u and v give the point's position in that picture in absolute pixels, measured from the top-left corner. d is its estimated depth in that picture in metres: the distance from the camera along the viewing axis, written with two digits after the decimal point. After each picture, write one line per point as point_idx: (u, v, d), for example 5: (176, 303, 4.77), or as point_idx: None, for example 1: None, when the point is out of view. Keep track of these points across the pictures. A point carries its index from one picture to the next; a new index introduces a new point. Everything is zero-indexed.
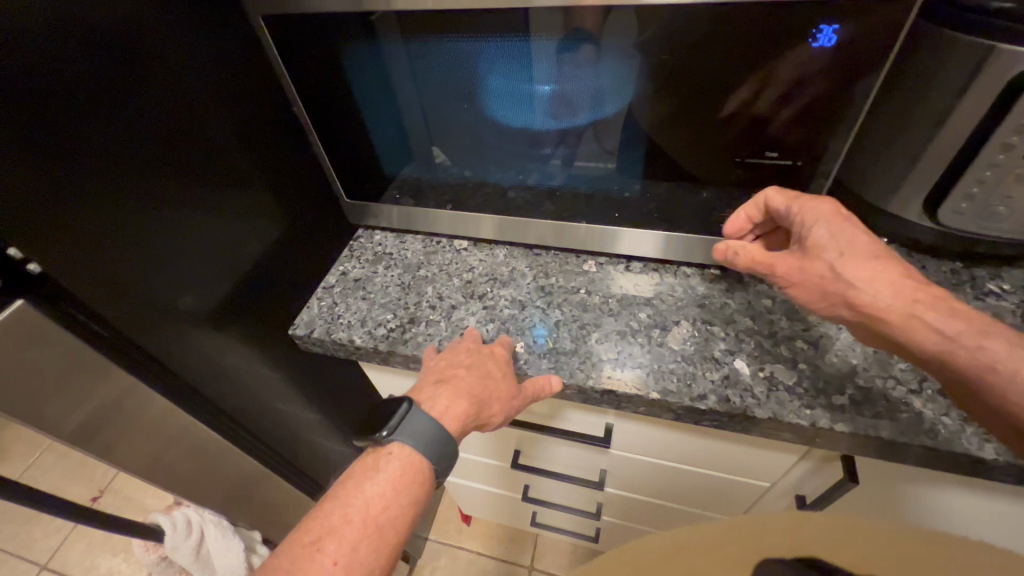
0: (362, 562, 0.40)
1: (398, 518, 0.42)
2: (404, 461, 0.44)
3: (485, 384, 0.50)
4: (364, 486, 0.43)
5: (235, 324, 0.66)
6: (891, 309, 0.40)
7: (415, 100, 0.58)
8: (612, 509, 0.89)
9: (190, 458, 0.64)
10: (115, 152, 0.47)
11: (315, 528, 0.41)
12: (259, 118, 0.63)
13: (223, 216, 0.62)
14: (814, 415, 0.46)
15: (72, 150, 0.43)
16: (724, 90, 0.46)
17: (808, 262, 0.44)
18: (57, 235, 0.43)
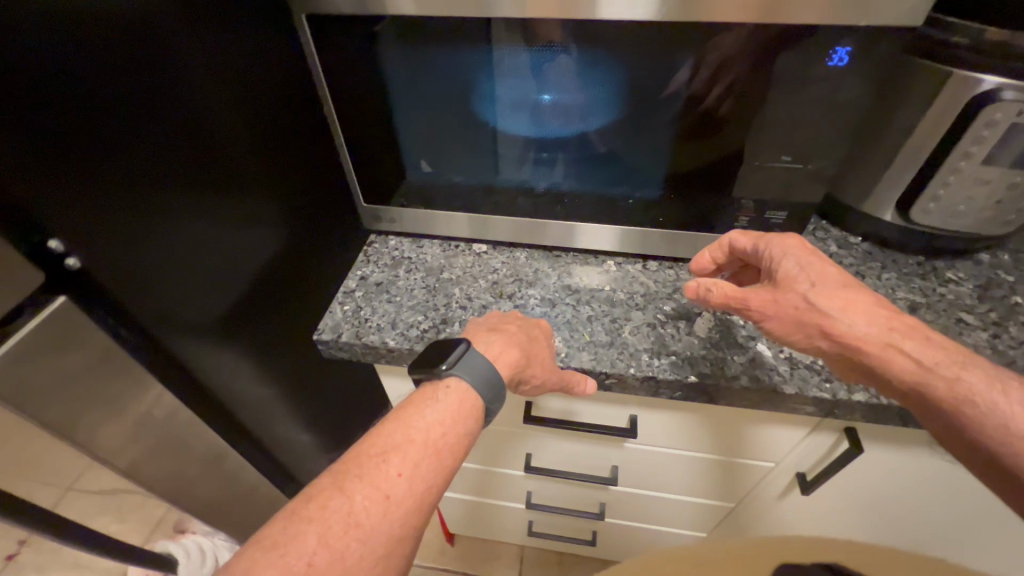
0: (422, 477, 0.43)
1: (454, 444, 0.46)
2: (460, 395, 0.49)
3: (532, 343, 0.54)
4: (425, 413, 0.47)
5: (245, 335, 0.62)
6: (868, 339, 0.43)
7: (433, 106, 0.59)
8: (616, 506, 0.91)
9: (189, 465, 0.62)
10: (150, 148, 0.45)
11: (380, 442, 0.44)
12: (293, 124, 0.61)
13: (247, 224, 0.59)
14: (832, 388, 0.52)
15: (111, 142, 0.41)
16: (719, 103, 0.52)
17: (782, 294, 0.47)
18: (91, 229, 0.41)
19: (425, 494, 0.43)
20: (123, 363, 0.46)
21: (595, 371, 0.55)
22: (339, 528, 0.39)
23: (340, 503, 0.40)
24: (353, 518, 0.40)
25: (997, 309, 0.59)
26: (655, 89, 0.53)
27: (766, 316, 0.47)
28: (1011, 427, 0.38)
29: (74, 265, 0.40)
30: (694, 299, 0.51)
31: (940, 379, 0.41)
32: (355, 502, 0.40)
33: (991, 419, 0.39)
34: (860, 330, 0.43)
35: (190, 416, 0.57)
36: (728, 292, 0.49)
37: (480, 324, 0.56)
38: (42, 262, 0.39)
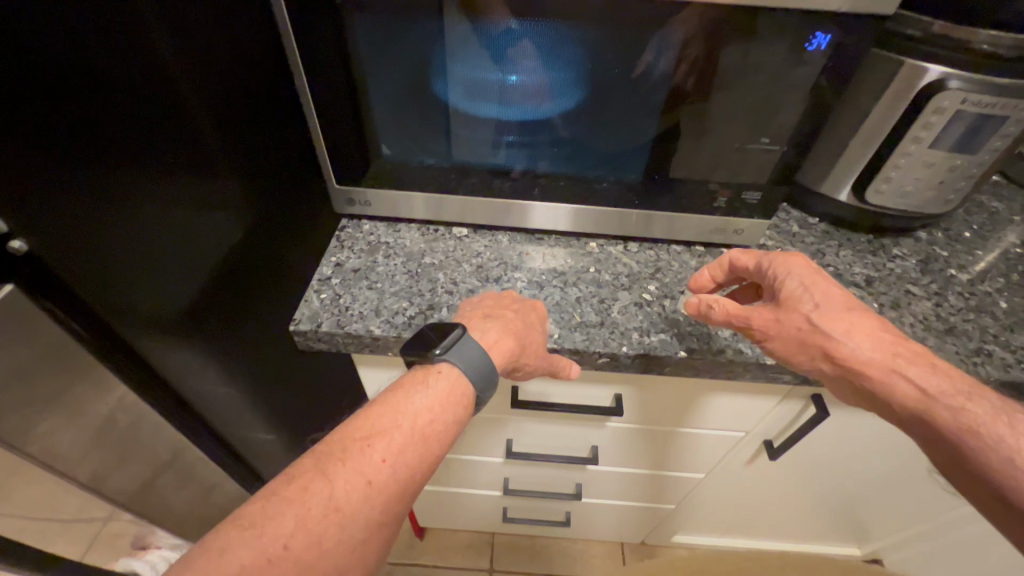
0: (407, 464, 0.41)
1: (442, 431, 0.44)
2: (451, 381, 0.46)
3: (529, 330, 0.53)
4: (413, 398, 0.44)
5: (208, 329, 0.57)
6: (873, 362, 0.46)
7: (406, 82, 0.56)
8: (593, 484, 0.93)
9: (146, 457, 0.58)
10: (94, 119, 0.40)
11: (366, 426, 0.42)
12: (258, 96, 0.56)
13: (209, 207, 0.54)
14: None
15: (44, 111, 0.36)
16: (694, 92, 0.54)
17: (787, 314, 0.50)
18: (30, 207, 0.37)
19: (409, 482, 0.41)
20: (68, 351, 0.44)
21: (588, 352, 0.55)
22: (317, 511, 0.37)
23: (321, 486, 0.38)
24: (333, 502, 0.37)
25: (936, 280, 0.66)
26: (642, 71, 0.53)
27: (769, 336, 0.51)
28: (1016, 462, 0.40)
29: (21, 249, 0.37)
30: (693, 313, 0.54)
31: (944, 407, 0.43)
32: (336, 485, 0.38)
33: (999, 452, 0.41)
34: (864, 355, 0.47)
35: (142, 408, 0.53)
36: (729, 309, 0.51)
37: (475, 308, 0.54)
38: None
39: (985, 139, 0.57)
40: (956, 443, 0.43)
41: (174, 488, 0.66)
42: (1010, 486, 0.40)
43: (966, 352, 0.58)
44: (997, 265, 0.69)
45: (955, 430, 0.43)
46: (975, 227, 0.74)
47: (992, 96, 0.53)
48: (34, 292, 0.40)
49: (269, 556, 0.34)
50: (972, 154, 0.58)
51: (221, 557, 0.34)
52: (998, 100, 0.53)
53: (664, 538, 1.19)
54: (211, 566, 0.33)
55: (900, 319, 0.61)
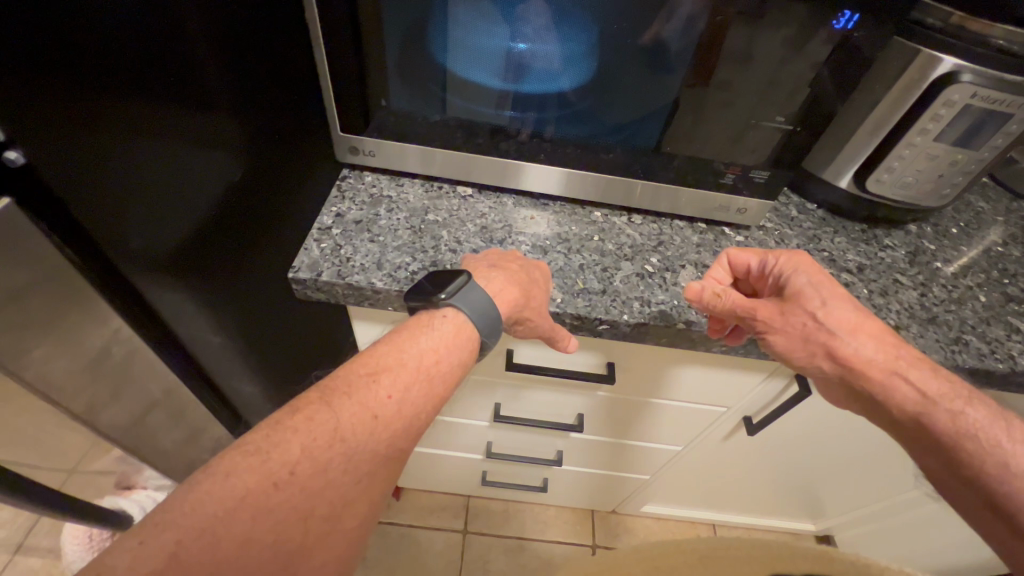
0: (412, 402, 0.41)
1: (448, 373, 0.44)
2: (456, 325, 0.46)
3: (531, 285, 0.52)
4: (419, 339, 0.44)
5: (200, 271, 0.56)
6: (876, 364, 0.48)
7: (420, 30, 0.53)
8: (573, 451, 0.96)
9: (131, 396, 0.57)
10: (99, 28, 0.38)
11: (372, 363, 0.41)
12: (257, 30, 0.53)
13: (205, 145, 0.52)
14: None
15: (52, 33, 0.35)
16: (717, 67, 0.53)
17: (793, 310, 0.51)
18: (18, 112, 0.35)
19: (414, 419, 0.41)
20: (62, 273, 0.43)
21: (589, 318, 0.56)
22: (324, 441, 0.37)
23: (327, 416, 0.38)
24: (339, 432, 0.37)
25: (922, 272, 0.68)
26: (667, 43, 0.52)
27: (773, 329, 0.52)
28: (1012, 467, 0.43)
29: (17, 160, 0.36)
30: (694, 299, 0.52)
31: (945, 412, 0.46)
32: (341, 418, 0.38)
33: (995, 457, 0.44)
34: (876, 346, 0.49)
35: (139, 343, 0.53)
36: (735, 301, 0.51)
37: (481, 260, 0.53)
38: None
39: (989, 135, 0.58)
40: (954, 447, 0.45)
41: (163, 428, 0.66)
42: (1002, 484, 0.43)
43: (945, 341, 0.60)
44: (980, 262, 0.71)
45: (954, 434, 0.45)
46: (962, 225, 0.76)
47: (1002, 92, 0.54)
48: (35, 216, 0.39)
49: (275, 481, 0.35)
50: (974, 150, 0.60)
51: (226, 479, 0.34)
52: (1008, 97, 0.54)
53: (635, 508, 1.23)
54: (218, 487, 0.34)
55: (886, 307, 0.63)
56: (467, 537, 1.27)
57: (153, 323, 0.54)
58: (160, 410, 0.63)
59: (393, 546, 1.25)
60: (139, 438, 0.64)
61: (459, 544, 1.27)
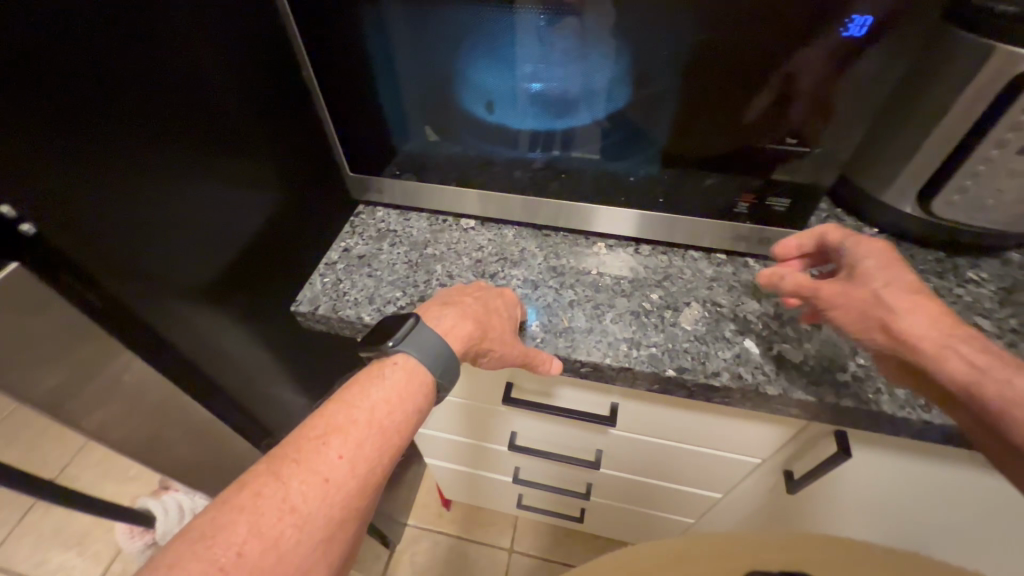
0: (366, 458, 0.38)
1: (403, 424, 0.41)
2: (408, 371, 0.43)
3: (489, 315, 0.50)
4: (370, 391, 0.41)
5: (233, 302, 0.62)
6: (925, 339, 0.41)
7: (416, 77, 0.56)
8: (601, 488, 0.91)
9: (164, 428, 0.60)
10: (115, 96, 0.43)
11: (321, 424, 0.38)
12: (267, 87, 0.59)
13: (219, 190, 0.57)
14: (876, 397, 0.48)
15: (60, 117, 0.39)
16: (713, 80, 0.48)
17: (852, 287, 0.45)
18: (31, 189, 0.38)
19: (371, 478, 0.38)
20: (78, 326, 0.46)
21: (570, 359, 0.53)
22: (273, 515, 0.34)
23: (275, 489, 0.35)
24: (289, 503, 0.34)
25: (1018, 314, 0.54)
26: (656, 63, 0.48)
27: (832, 306, 0.47)
28: None
29: (29, 232, 0.39)
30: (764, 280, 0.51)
31: (993, 382, 0.38)
32: (290, 488, 0.35)
33: None
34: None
35: (170, 384, 0.56)
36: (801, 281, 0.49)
37: (432, 300, 0.51)
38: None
39: None
40: None
41: (200, 454, 0.69)
42: None
43: None
44: None
45: None
46: None
47: None
48: (47, 277, 0.42)
49: (222, 565, 0.31)
50: None
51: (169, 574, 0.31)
52: None
53: None
54: None
55: None
56: (511, 556, 1.26)
57: (186, 364, 0.58)
58: (200, 441, 0.67)
59: (441, 558, 1.28)
60: (184, 467, 0.68)
61: (504, 562, 1.27)
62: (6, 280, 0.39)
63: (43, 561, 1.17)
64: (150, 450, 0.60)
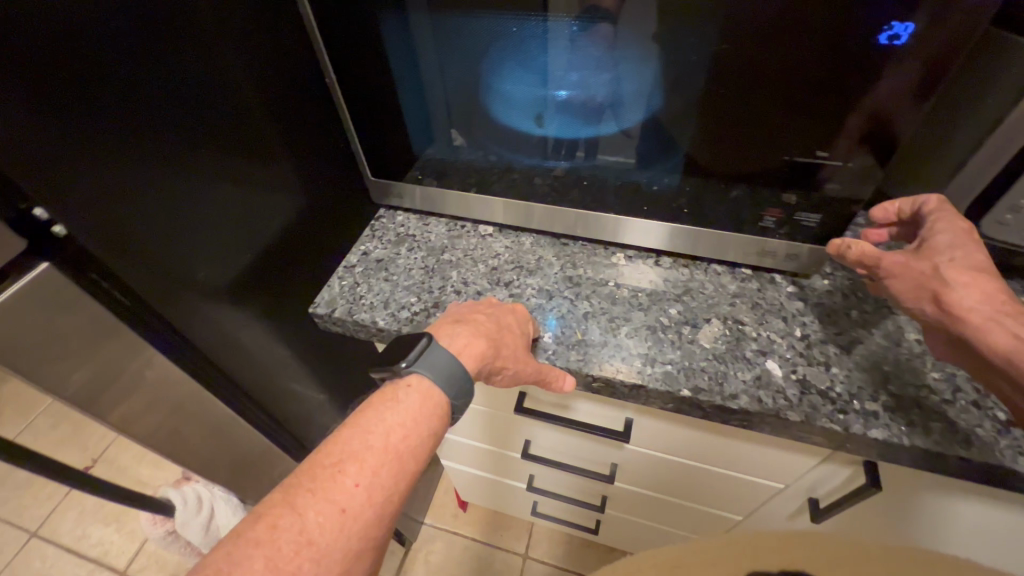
0: (382, 487, 0.37)
1: (418, 447, 0.40)
2: (422, 394, 0.42)
3: (502, 332, 0.49)
4: (384, 415, 0.40)
5: (253, 301, 0.64)
6: (976, 312, 0.40)
7: (437, 84, 0.56)
8: (617, 502, 0.89)
9: (183, 423, 0.62)
10: (144, 103, 0.45)
11: (335, 451, 0.37)
12: (289, 92, 0.60)
13: (243, 191, 0.58)
14: (909, 431, 0.45)
15: (91, 122, 0.41)
16: (742, 93, 0.46)
17: (915, 261, 0.45)
18: (62, 191, 0.40)
19: (387, 506, 0.37)
20: (105, 323, 0.47)
21: (581, 373, 0.52)
22: (289, 549, 0.32)
23: (291, 522, 0.33)
24: (305, 536, 0.33)
25: None
26: (680, 72, 0.46)
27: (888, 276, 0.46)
28: None
29: (60, 233, 0.42)
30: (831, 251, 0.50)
31: None
32: (307, 519, 0.34)
33: None
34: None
35: (189, 380, 0.58)
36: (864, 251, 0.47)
37: (443, 317, 0.50)
38: (24, 228, 0.40)
39: None
40: None
41: (218, 449, 0.71)
42: None
43: None
44: None
45: None
46: None
47: None
48: (75, 273, 0.44)
49: None
50: None
51: None
52: None
53: None
54: None
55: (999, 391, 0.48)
56: (525, 562, 1.25)
57: (206, 360, 0.60)
58: (219, 436, 0.69)
59: (454, 559, 1.28)
60: (202, 460, 0.70)
61: (518, 568, 1.26)
62: (34, 282, 0.41)
63: (81, 537, 1.23)
64: (167, 440, 0.62)
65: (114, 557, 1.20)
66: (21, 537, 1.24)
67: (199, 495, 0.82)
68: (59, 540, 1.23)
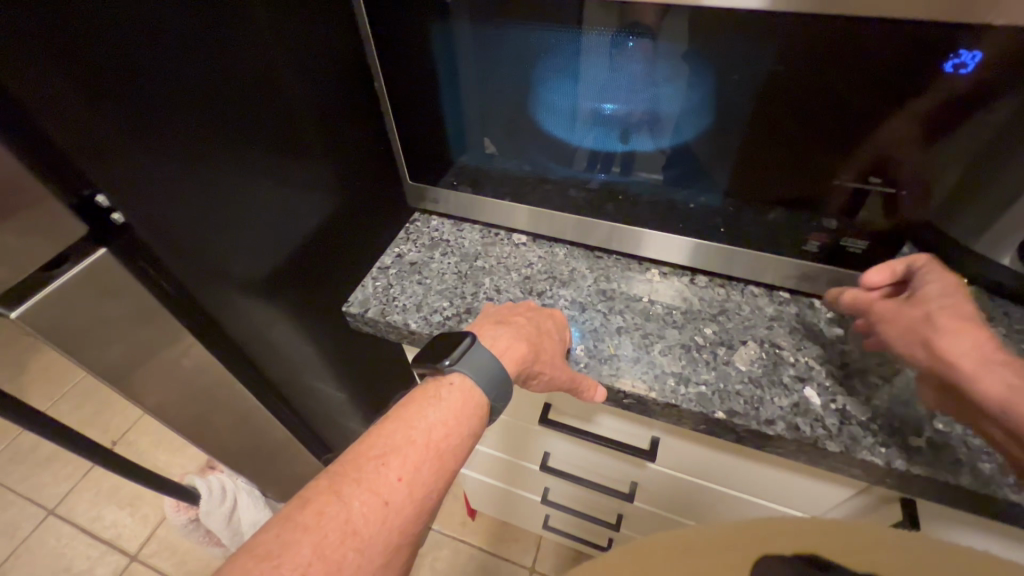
0: (423, 483, 0.38)
1: (458, 447, 0.41)
2: (463, 393, 0.43)
3: (541, 337, 0.50)
4: (427, 412, 0.41)
5: (285, 295, 0.65)
6: (964, 357, 0.41)
7: (478, 92, 0.56)
8: (633, 521, 0.87)
9: (214, 411, 0.63)
10: (199, 98, 0.46)
11: (380, 443, 0.39)
12: (335, 92, 0.61)
13: (285, 187, 0.59)
14: (956, 470, 0.44)
15: (147, 115, 0.42)
16: (791, 116, 0.45)
17: (910, 307, 0.47)
18: (119, 180, 0.42)
19: (426, 502, 0.38)
20: (152, 310, 0.48)
21: (613, 388, 0.52)
22: (335, 537, 0.34)
23: (338, 509, 0.35)
24: (350, 525, 0.35)
25: None
26: (727, 91, 0.46)
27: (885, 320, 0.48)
28: None
29: (119, 221, 0.43)
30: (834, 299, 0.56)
31: None
32: (352, 509, 0.35)
33: None
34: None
35: (222, 369, 0.59)
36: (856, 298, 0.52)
37: (487, 316, 0.51)
38: (88, 216, 0.41)
39: None
40: None
41: (243, 440, 0.72)
42: None
43: None
44: None
45: None
46: None
47: None
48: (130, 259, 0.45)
49: None
50: None
51: None
52: None
53: None
54: None
55: None
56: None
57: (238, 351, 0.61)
58: (245, 428, 0.70)
59: (461, 567, 1.27)
60: (227, 451, 0.71)
61: None
62: (93, 266, 0.42)
63: (96, 519, 1.25)
64: (200, 428, 0.63)
65: (127, 541, 1.22)
66: (39, 515, 1.26)
67: (224, 486, 0.86)
68: (75, 520, 1.25)
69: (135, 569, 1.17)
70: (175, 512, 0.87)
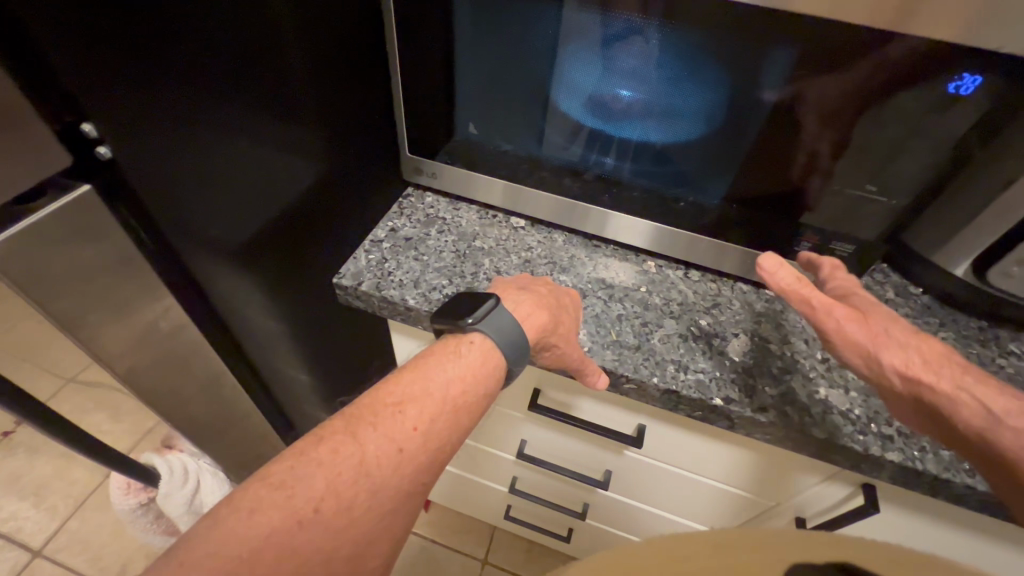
0: (437, 435, 0.37)
1: (473, 404, 0.39)
2: (483, 352, 0.41)
3: (560, 310, 0.49)
4: (445, 365, 0.39)
5: (267, 266, 0.59)
6: (936, 376, 0.41)
7: (492, 70, 0.55)
8: (599, 511, 0.89)
9: (183, 376, 0.58)
10: (203, 37, 0.41)
11: (397, 391, 0.37)
12: (347, 54, 0.57)
13: (281, 150, 0.54)
14: (921, 455, 0.48)
15: (146, 48, 0.38)
16: (801, 123, 0.48)
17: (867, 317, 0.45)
18: (106, 113, 0.38)
19: (440, 453, 0.37)
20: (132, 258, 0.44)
21: (615, 373, 0.52)
22: (348, 475, 0.33)
23: (352, 450, 0.34)
24: (364, 466, 0.33)
25: None
26: (734, 93, 0.48)
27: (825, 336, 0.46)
28: None
29: (104, 155, 0.40)
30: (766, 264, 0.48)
31: (1011, 430, 0.37)
32: (367, 451, 0.34)
33: None
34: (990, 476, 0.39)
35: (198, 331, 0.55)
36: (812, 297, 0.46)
37: (509, 281, 0.50)
38: (72, 145, 0.38)
39: None
40: None
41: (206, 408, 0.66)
42: None
43: None
44: None
45: None
46: None
47: None
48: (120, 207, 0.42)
49: (300, 518, 0.31)
50: None
51: (251, 517, 0.30)
52: None
53: None
54: (240, 524, 0.30)
55: None
56: (484, 566, 1.23)
57: None
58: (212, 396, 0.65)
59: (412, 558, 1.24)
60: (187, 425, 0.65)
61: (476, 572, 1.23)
62: (74, 202, 0.37)
63: None
64: (163, 397, 0.58)
65: (30, 535, 1.07)
66: None
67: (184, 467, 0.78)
68: None
69: (41, 566, 1.04)
70: (121, 495, 0.77)
